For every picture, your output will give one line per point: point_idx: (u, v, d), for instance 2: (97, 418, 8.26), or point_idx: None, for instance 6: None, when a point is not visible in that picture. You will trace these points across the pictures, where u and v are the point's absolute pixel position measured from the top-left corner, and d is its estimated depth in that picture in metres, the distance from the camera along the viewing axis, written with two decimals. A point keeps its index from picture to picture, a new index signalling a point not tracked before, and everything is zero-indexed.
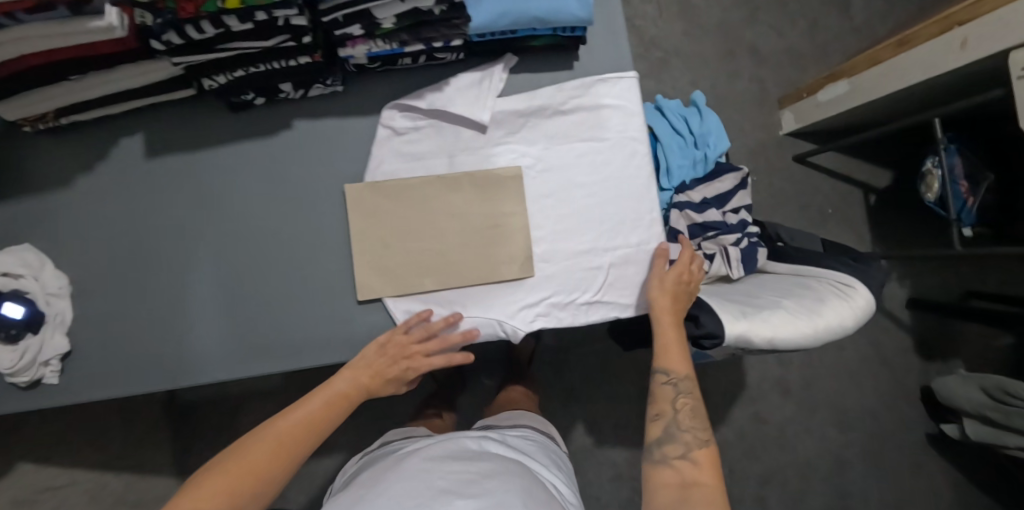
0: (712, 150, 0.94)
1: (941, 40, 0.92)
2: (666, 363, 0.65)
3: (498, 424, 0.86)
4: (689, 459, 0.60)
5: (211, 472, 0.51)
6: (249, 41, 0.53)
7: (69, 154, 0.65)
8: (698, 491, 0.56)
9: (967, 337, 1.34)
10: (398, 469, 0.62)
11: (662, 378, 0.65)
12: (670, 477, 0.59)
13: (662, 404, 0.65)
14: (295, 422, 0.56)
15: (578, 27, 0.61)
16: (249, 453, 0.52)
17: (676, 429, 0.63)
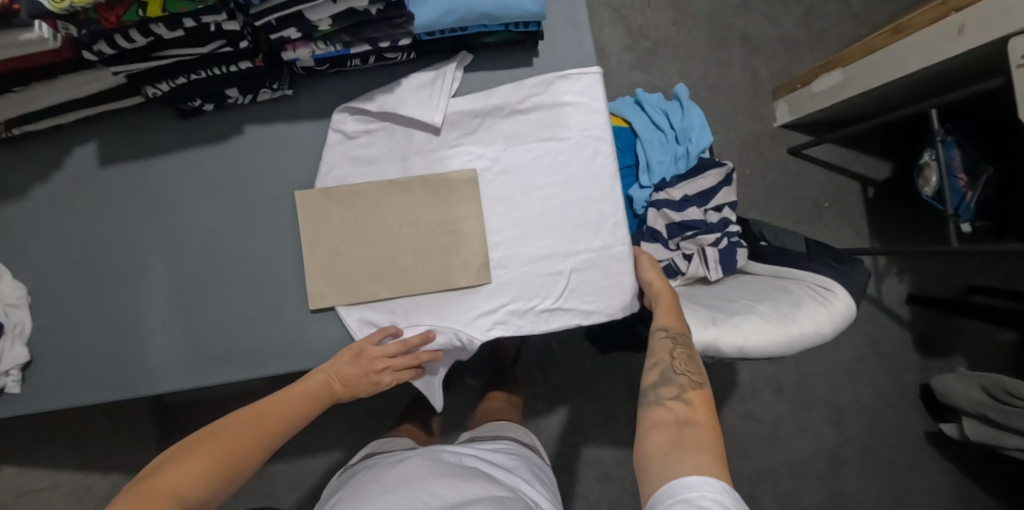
0: (694, 146, 0.89)
1: (936, 28, 0.87)
2: (665, 319, 0.61)
3: (481, 436, 0.84)
4: (683, 401, 0.52)
5: (183, 452, 0.50)
6: (183, 48, 0.52)
7: (23, 164, 0.64)
8: (692, 431, 0.49)
9: (971, 333, 1.29)
10: (368, 497, 0.59)
11: (660, 332, 0.60)
12: (664, 417, 0.51)
13: (657, 354, 0.58)
14: (272, 410, 0.57)
15: (531, 23, 0.59)
16: (225, 435, 0.52)
17: (672, 373, 0.55)
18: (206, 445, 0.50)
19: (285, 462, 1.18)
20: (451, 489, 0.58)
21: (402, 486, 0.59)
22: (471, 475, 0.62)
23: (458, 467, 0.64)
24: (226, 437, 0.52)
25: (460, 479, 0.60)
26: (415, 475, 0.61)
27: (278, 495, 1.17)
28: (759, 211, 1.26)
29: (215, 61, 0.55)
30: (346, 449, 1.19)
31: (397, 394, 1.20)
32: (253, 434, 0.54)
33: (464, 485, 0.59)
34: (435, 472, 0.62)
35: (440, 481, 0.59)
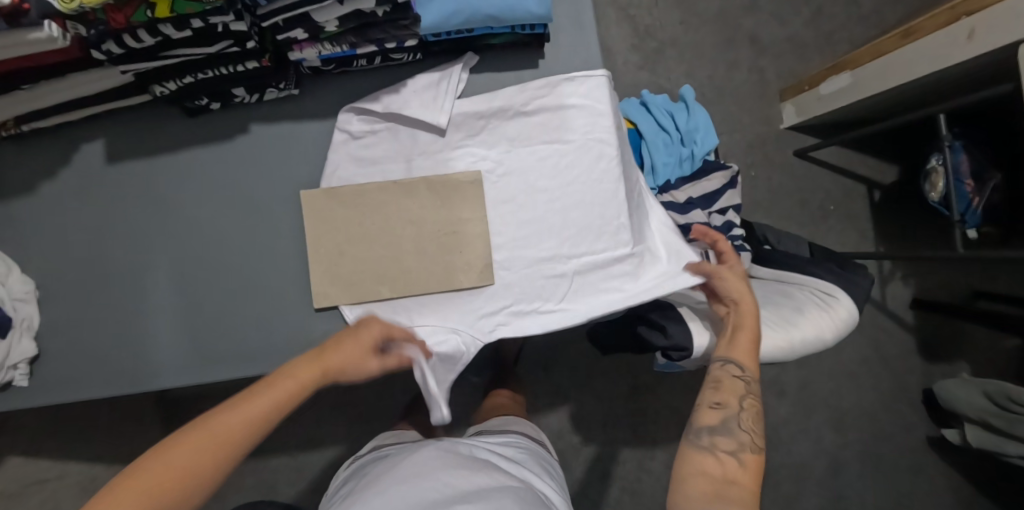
0: (699, 148, 0.90)
1: (947, 32, 0.86)
2: (745, 356, 0.58)
3: (488, 430, 0.84)
4: (738, 460, 0.52)
5: (131, 473, 0.38)
6: (190, 48, 0.52)
7: (32, 160, 0.65)
8: (734, 489, 0.49)
9: (975, 338, 1.29)
10: (381, 487, 0.59)
11: (735, 369, 0.58)
12: (710, 466, 0.52)
13: (726, 393, 0.58)
14: (244, 417, 0.43)
15: (538, 25, 0.59)
16: (183, 454, 0.40)
17: (735, 425, 0.56)
18: (144, 480, 0.38)
19: (288, 456, 1.19)
20: (461, 480, 0.58)
21: (412, 474, 0.60)
22: (480, 467, 0.62)
23: (467, 458, 0.64)
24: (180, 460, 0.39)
25: (470, 470, 0.61)
26: (424, 466, 0.61)
27: (281, 488, 1.19)
28: (764, 213, 1.26)
29: (222, 60, 0.55)
30: (348, 445, 1.19)
31: (399, 390, 1.20)
32: (213, 456, 0.40)
33: (474, 476, 0.59)
34: (444, 462, 0.62)
35: (450, 471, 0.59)
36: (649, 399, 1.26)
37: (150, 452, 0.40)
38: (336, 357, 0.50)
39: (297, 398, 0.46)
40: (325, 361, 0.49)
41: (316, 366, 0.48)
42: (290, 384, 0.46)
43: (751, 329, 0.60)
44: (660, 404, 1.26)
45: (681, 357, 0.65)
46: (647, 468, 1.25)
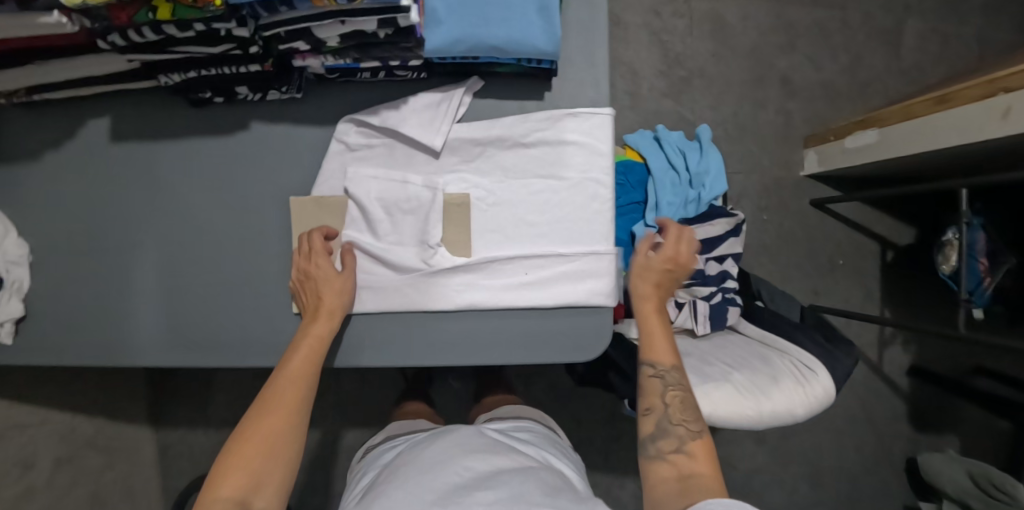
0: (707, 192, 0.87)
1: (981, 105, 0.82)
2: (652, 354, 0.60)
3: (500, 417, 0.83)
4: (684, 453, 0.54)
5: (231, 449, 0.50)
6: (194, 46, 0.53)
7: (42, 128, 0.66)
8: (697, 480, 0.51)
9: (970, 415, 1.25)
10: (401, 476, 0.59)
11: (649, 370, 0.59)
12: (667, 472, 0.53)
13: (650, 397, 0.58)
14: (294, 383, 0.55)
15: (545, 60, 0.58)
16: (257, 427, 0.52)
17: (668, 423, 0.56)
18: (241, 453, 0.50)
19: None
20: (479, 463, 0.58)
21: (431, 461, 0.59)
22: (497, 450, 0.62)
23: (485, 442, 0.64)
24: (262, 427, 0.52)
25: (487, 452, 0.61)
26: (441, 454, 0.60)
27: None
28: (769, 258, 1.23)
29: (226, 61, 0.56)
30: (321, 430, 1.20)
31: (380, 384, 1.20)
32: (285, 416, 0.53)
33: (491, 460, 0.59)
34: (461, 446, 0.62)
35: (467, 456, 0.59)
36: (626, 427, 1.25)
37: (232, 439, 0.52)
38: (330, 315, 0.59)
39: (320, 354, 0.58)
40: (322, 322, 0.59)
41: (320, 325, 0.59)
42: (305, 347, 0.58)
43: (660, 329, 0.61)
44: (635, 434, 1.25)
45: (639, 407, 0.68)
46: (613, 494, 1.25)
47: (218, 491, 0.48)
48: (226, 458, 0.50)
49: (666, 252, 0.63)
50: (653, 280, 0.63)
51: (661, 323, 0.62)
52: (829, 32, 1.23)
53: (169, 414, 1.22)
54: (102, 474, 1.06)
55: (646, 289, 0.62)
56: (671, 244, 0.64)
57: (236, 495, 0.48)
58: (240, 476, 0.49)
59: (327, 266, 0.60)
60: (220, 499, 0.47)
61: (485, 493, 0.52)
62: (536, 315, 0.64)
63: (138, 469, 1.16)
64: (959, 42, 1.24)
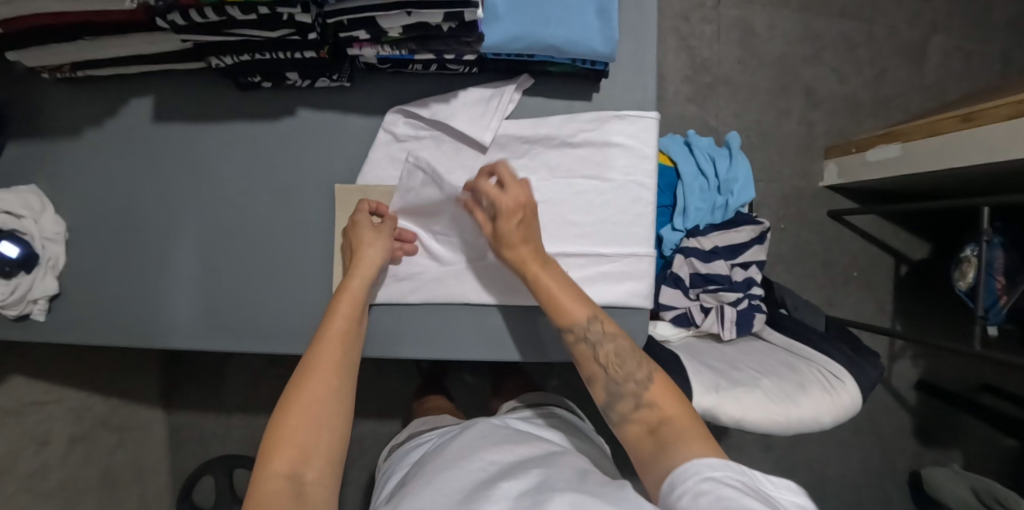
0: (735, 199, 0.83)
1: (1010, 125, 0.82)
2: (566, 317, 0.54)
3: (521, 404, 0.83)
4: (645, 406, 0.49)
5: (279, 419, 0.48)
6: (252, 30, 0.52)
7: (83, 104, 0.66)
8: (668, 431, 0.47)
9: (973, 430, 1.27)
10: (431, 471, 0.57)
11: (571, 336, 0.54)
12: (640, 433, 0.48)
13: (586, 363, 0.53)
14: (333, 341, 0.53)
15: (599, 62, 0.58)
16: (302, 392, 0.49)
17: (614, 383, 0.51)
18: (289, 421, 0.47)
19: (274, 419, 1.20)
20: (501, 458, 0.57)
21: (456, 457, 0.58)
22: (518, 442, 0.61)
23: (507, 435, 0.63)
24: (311, 392, 0.49)
25: (509, 446, 0.60)
26: (469, 451, 0.59)
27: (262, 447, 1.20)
28: (786, 268, 1.24)
29: (283, 46, 0.55)
30: None
31: (395, 376, 1.20)
32: (331, 377, 0.51)
33: (513, 451, 0.58)
34: (483, 442, 0.61)
35: (489, 450, 0.58)
36: None
37: (275, 412, 0.48)
38: (368, 268, 0.58)
39: (358, 312, 0.57)
40: (360, 272, 0.57)
41: (359, 276, 0.57)
42: (344, 304, 0.56)
43: (557, 289, 0.54)
44: None
45: None
46: None
47: (273, 464, 0.45)
48: (274, 431, 0.47)
49: (505, 207, 0.54)
50: (523, 234, 0.55)
51: (554, 280, 0.55)
52: (855, 45, 1.24)
53: (181, 397, 1.22)
54: (114, 454, 1.06)
55: (522, 246, 0.55)
56: (499, 196, 0.55)
57: (289, 468, 0.45)
58: (289, 446, 0.46)
59: (367, 227, 0.60)
60: (273, 476, 0.44)
61: (511, 481, 0.51)
62: None
63: (148, 450, 1.15)
64: (981, 61, 1.25)
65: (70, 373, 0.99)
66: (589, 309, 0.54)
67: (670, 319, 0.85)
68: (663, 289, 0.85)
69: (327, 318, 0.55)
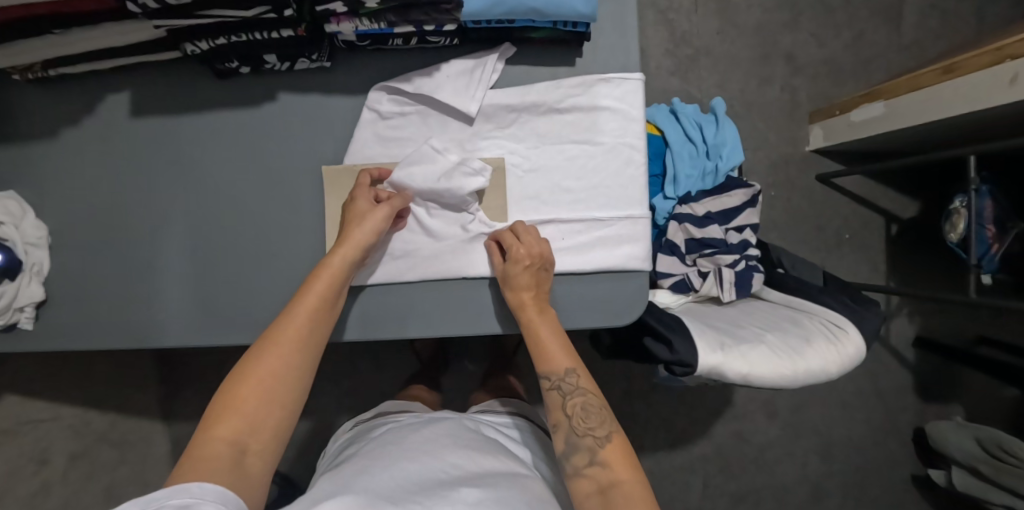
0: (724, 163, 0.84)
1: (989, 71, 0.82)
2: (547, 366, 0.58)
3: (494, 407, 0.81)
4: (599, 464, 0.53)
5: (230, 386, 0.48)
6: (228, 10, 0.50)
7: (57, 105, 0.64)
8: (616, 493, 0.50)
9: (973, 383, 1.28)
10: (391, 454, 0.56)
11: (547, 383, 0.59)
12: (588, 488, 0.52)
13: (555, 412, 0.58)
14: (304, 314, 0.53)
15: (581, 24, 0.57)
16: (260, 364, 0.49)
17: (576, 436, 0.55)
18: (242, 391, 0.48)
19: None
20: (466, 460, 0.55)
21: (418, 447, 0.57)
22: (484, 447, 0.60)
23: (473, 437, 0.62)
24: (268, 369, 0.49)
25: (476, 451, 0.58)
26: (432, 441, 0.58)
27: None
28: (779, 234, 1.25)
29: (258, 26, 0.53)
30: (335, 419, 1.18)
31: (396, 369, 1.18)
32: (290, 354, 0.51)
33: (479, 458, 0.57)
34: (449, 438, 0.59)
35: (455, 450, 0.57)
36: (642, 406, 1.25)
37: (231, 377, 0.49)
38: (354, 246, 0.56)
39: (336, 291, 0.55)
40: (344, 250, 0.56)
41: (344, 252, 0.56)
42: (322, 279, 0.55)
43: (546, 336, 0.59)
44: (651, 413, 1.26)
45: (684, 372, 0.64)
46: None
47: (216, 431, 0.46)
48: (223, 396, 0.48)
49: (517, 252, 0.59)
50: (521, 287, 0.59)
51: (549, 332, 0.59)
52: (832, 8, 1.25)
53: (181, 407, 1.20)
54: (115, 469, 1.04)
55: (519, 296, 0.59)
56: (517, 243, 0.59)
57: (233, 436, 0.46)
58: (236, 417, 0.47)
59: (365, 206, 0.58)
60: (214, 440, 0.45)
61: (470, 490, 0.49)
62: (575, 281, 0.64)
63: (151, 465, 1.14)
64: (957, 18, 1.27)
65: (65, 389, 0.97)
66: (570, 362, 0.58)
67: (669, 287, 0.83)
68: (660, 257, 0.83)
69: (303, 291, 0.54)
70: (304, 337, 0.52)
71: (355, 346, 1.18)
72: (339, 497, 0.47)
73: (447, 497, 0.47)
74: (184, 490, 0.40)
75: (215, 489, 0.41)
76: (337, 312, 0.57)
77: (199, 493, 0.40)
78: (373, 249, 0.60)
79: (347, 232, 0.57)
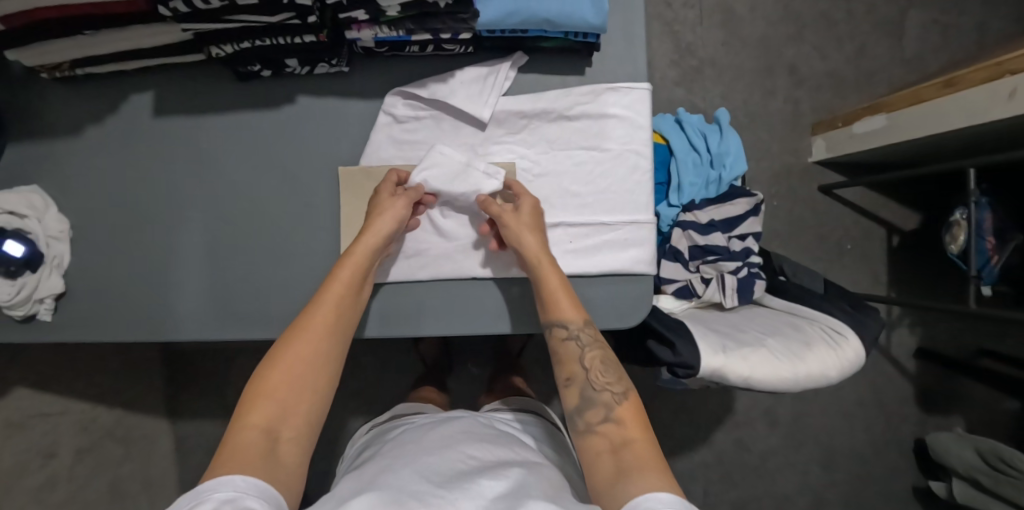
0: (728, 172, 0.85)
1: (988, 87, 0.84)
2: (558, 316, 0.58)
3: (506, 407, 0.82)
4: (613, 420, 0.53)
5: (261, 376, 0.50)
6: (254, 15, 0.52)
7: (83, 103, 0.66)
8: (629, 451, 0.49)
9: (973, 394, 1.29)
10: (409, 452, 0.56)
11: (561, 335, 0.58)
12: (600, 446, 0.51)
13: (568, 365, 0.57)
14: (329, 306, 0.54)
15: (591, 34, 0.59)
16: (288, 354, 0.51)
17: (592, 390, 0.55)
18: (272, 379, 0.50)
19: None
20: (483, 453, 0.56)
21: (434, 445, 0.57)
22: (501, 442, 0.61)
23: (489, 432, 0.64)
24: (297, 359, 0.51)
25: (493, 446, 0.59)
26: (448, 439, 0.59)
27: None
28: (781, 243, 1.26)
29: (282, 31, 0.56)
30: (342, 420, 1.19)
31: (400, 372, 1.20)
32: (318, 342, 0.52)
33: (495, 450, 0.58)
34: (465, 435, 0.60)
35: (469, 446, 0.58)
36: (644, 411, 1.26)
37: (261, 368, 0.51)
38: (374, 236, 0.57)
39: (359, 279, 0.57)
40: (365, 240, 0.57)
41: (366, 242, 0.57)
42: (346, 269, 0.56)
43: (558, 287, 0.58)
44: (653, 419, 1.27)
45: (687, 374, 0.65)
46: None
47: (249, 420, 0.47)
48: (255, 385, 0.49)
49: (524, 201, 0.61)
50: (531, 229, 0.60)
51: (557, 279, 0.58)
52: (835, 22, 1.27)
53: (187, 405, 1.21)
54: (121, 465, 1.05)
55: (529, 239, 0.59)
56: (520, 191, 0.62)
57: (265, 424, 0.47)
58: (267, 404, 0.48)
59: (384, 197, 0.60)
60: (247, 428, 0.47)
61: (490, 483, 0.49)
62: (581, 284, 0.66)
63: (157, 462, 1.15)
64: (958, 33, 1.29)
65: (74, 383, 0.98)
66: (581, 315, 0.58)
67: (672, 292, 0.85)
68: (664, 263, 0.85)
69: (328, 282, 0.56)
70: (331, 326, 0.54)
71: (360, 347, 1.20)
72: (362, 495, 0.47)
73: (469, 490, 0.48)
74: (229, 484, 0.41)
75: (257, 484, 0.42)
76: (361, 301, 0.58)
77: (242, 486, 0.41)
78: (394, 239, 0.61)
79: (367, 224, 0.58)
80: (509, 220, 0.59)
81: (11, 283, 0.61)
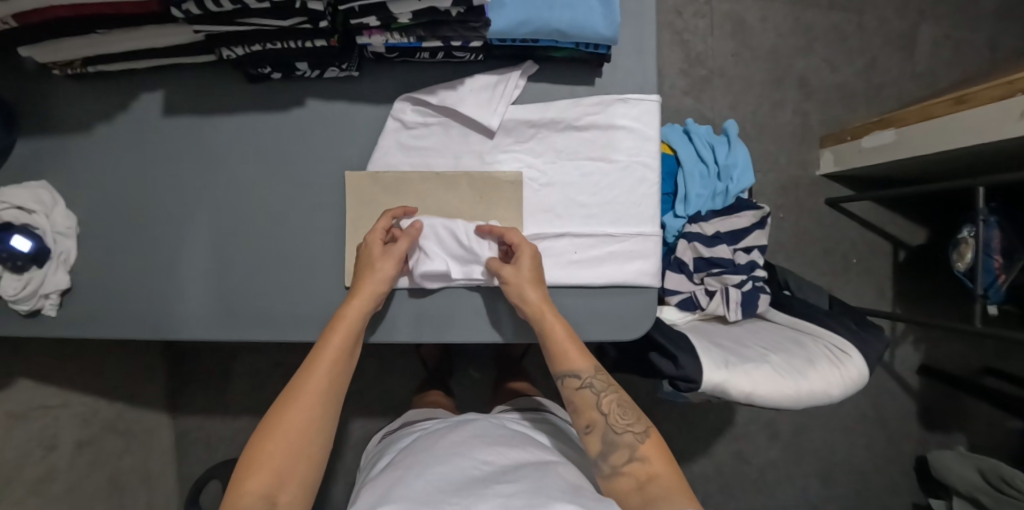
0: (735, 184, 0.85)
1: (999, 105, 0.83)
2: (570, 368, 0.59)
3: (516, 406, 0.83)
4: (638, 459, 0.55)
5: (257, 441, 0.52)
6: (266, 19, 0.53)
7: (94, 100, 0.67)
8: (657, 487, 0.53)
9: (976, 412, 1.28)
10: (421, 459, 0.57)
11: (575, 384, 0.59)
12: (628, 485, 0.55)
13: (586, 412, 0.59)
14: (321, 370, 0.55)
15: (602, 45, 0.59)
16: (282, 418, 0.53)
17: (613, 434, 0.57)
18: (266, 445, 0.51)
19: None
20: (495, 456, 0.56)
21: (449, 449, 0.58)
22: (513, 441, 0.62)
23: (502, 433, 0.64)
24: (291, 424, 0.52)
25: (506, 445, 0.59)
26: (459, 442, 0.59)
27: None
28: (787, 256, 1.26)
29: (294, 35, 0.56)
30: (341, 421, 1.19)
31: (401, 374, 1.20)
32: (312, 406, 0.54)
33: (508, 450, 0.58)
34: (479, 438, 0.60)
35: (482, 448, 0.58)
36: None
37: (258, 432, 0.53)
38: (367, 296, 0.58)
39: (352, 342, 0.57)
40: (358, 302, 0.58)
41: (358, 305, 0.58)
42: (340, 331, 0.57)
43: (566, 336, 0.59)
44: None
45: (688, 388, 0.65)
46: None
47: (246, 486, 0.49)
48: (250, 452, 0.51)
49: (522, 251, 0.60)
50: (532, 282, 0.59)
51: (563, 328, 0.59)
52: (846, 35, 1.27)
53: (188, 401, 1.22)
54: (121, 458, 1.06)
55: (534, 295, 0.59)
56: (518, 241, 0.61)
57: (262, 489, 0.50)
58: (263, 469, 0.50)
59: (377, 255, 0.60)
60: (245, 495, 0.49)
61: (505, 485, 0.50)
62: (584, 294, 0.65)
63: (155, 456, 1.15)
64: (969, 49, 1.28)
65: (76, 377, 0.99)
66: (591, 361, 0.59)
67: (675, 304, 0.85)
68: (667, 274, 0.85)
69: (321, 343, 0.57)
70: (324, 390, 0.55)
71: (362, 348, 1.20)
72: None
73: (483, 494, 0.49)
74: None
75: None
76: (354, 360, 0.59)
77: None
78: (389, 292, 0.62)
79: (359, 285, 0.59)
80: (512, 278, 0.59)
81: (18, 278, 0.62)
